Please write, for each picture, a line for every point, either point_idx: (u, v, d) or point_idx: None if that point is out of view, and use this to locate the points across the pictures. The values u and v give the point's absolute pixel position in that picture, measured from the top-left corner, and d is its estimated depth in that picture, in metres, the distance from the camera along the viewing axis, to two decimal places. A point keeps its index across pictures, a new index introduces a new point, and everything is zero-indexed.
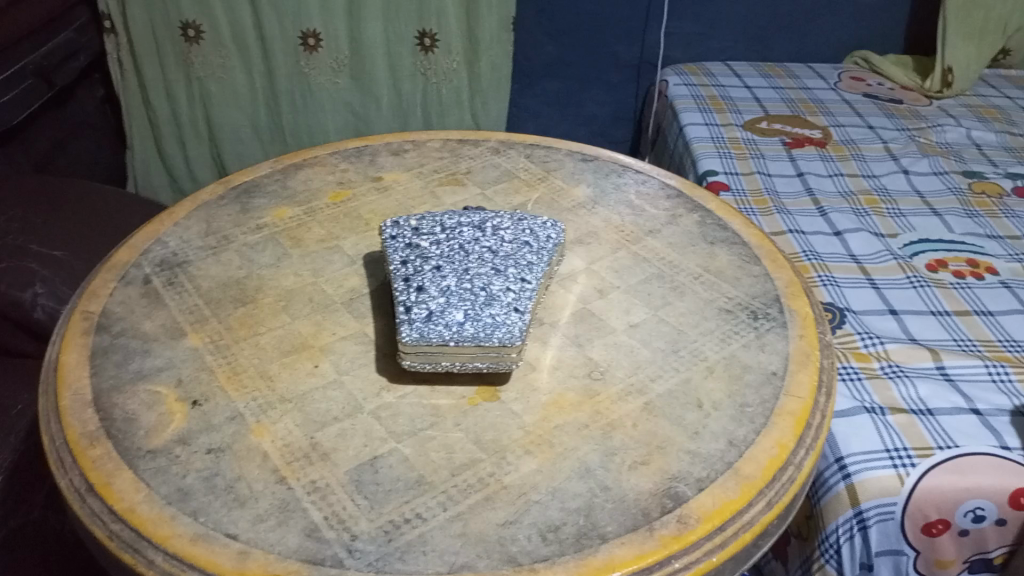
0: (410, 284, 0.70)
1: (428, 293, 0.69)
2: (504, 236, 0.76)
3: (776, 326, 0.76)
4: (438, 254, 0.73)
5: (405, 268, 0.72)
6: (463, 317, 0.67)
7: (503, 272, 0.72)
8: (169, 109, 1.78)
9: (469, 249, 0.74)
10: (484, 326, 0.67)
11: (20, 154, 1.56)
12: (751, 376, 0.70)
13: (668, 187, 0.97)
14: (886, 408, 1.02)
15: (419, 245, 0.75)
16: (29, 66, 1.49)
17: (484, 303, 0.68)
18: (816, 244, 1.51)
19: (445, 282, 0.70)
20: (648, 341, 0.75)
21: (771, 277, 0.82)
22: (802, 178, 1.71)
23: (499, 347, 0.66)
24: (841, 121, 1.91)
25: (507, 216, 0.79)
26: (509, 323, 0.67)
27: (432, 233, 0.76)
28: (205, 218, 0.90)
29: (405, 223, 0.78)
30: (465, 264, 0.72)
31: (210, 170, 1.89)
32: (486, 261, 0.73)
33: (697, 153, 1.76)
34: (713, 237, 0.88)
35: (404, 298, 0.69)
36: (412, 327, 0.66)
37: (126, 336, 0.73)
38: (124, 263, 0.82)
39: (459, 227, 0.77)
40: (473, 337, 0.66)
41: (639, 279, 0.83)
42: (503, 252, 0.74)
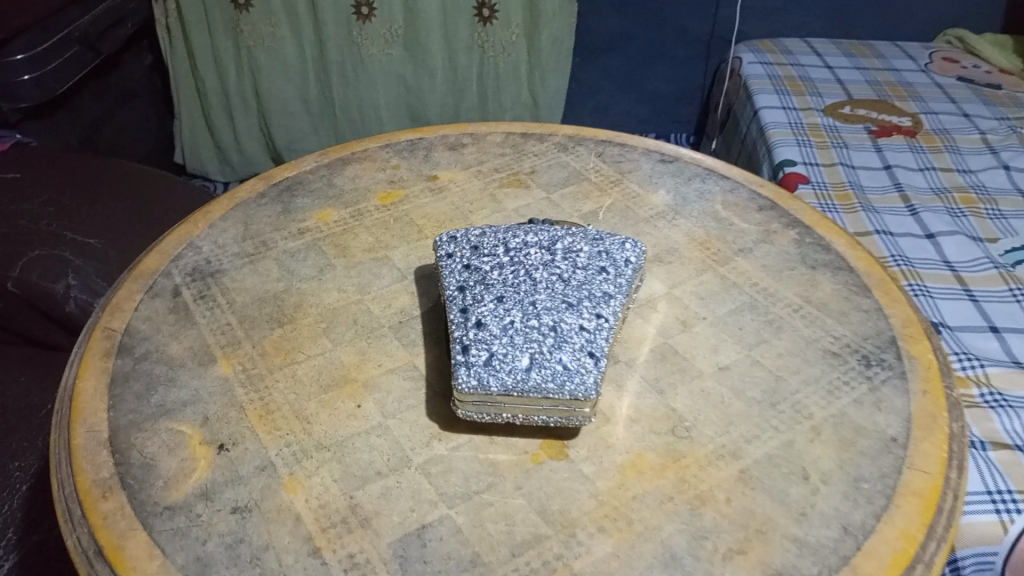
0: (468, 317, 0.61)
1: (488, 329, 0.60)
2: (576, 260, 0.66)
3: (894, 377, 0.65)
4: (500, 280, 0.64)
5: (462, 296, 0.63)
6: (529, 362, 0.57)
7: (576, 306, 0.61)
8: (217, 79, 1.71)
9: (536, 275, 0.64)
10: (554, 375, 0.57)
11: (65, 126, 1.50)
12: (866, 442, 0.59)
13: (759, 196, 0.85)
14: (988, 443, 0.88)
15: (479, 268, 0.65)
16: (75, 33, 1.42)
17: (553, 345, 0.58)
18: (905, 247, 1.37)
19: (508, 316, 0.60)
20: (740, 389, 0.64)
21: (885, 313, 0.70)
22: (889, 171, 1.56)
23: (570, 399, 0.56)
24: (932, 107, 1.74)
25: (580, 234, 0.69)
26: (583, 371, 0.57)
27: (494, 253, 0.66)
28: (242, 219, 0.81)
29: (464, 240, 0.68)
30: (531, 295, 0.62)
31: (258, 141, 1.81)
32: (556, 292, 0.63)
33: (773, 140, 1.62)
34: (813, 260, 0.76)
35: (461, 333, 0.60)
36: (469, 372, 0.57)
37: (150, 361, 0.66)
38: (152, 271, 0.74)
39: (526, 247, 0.67)
40: (540, 386, 0.56)
41: (728, 310, 0.72)
42: (576, 281, 0.64)
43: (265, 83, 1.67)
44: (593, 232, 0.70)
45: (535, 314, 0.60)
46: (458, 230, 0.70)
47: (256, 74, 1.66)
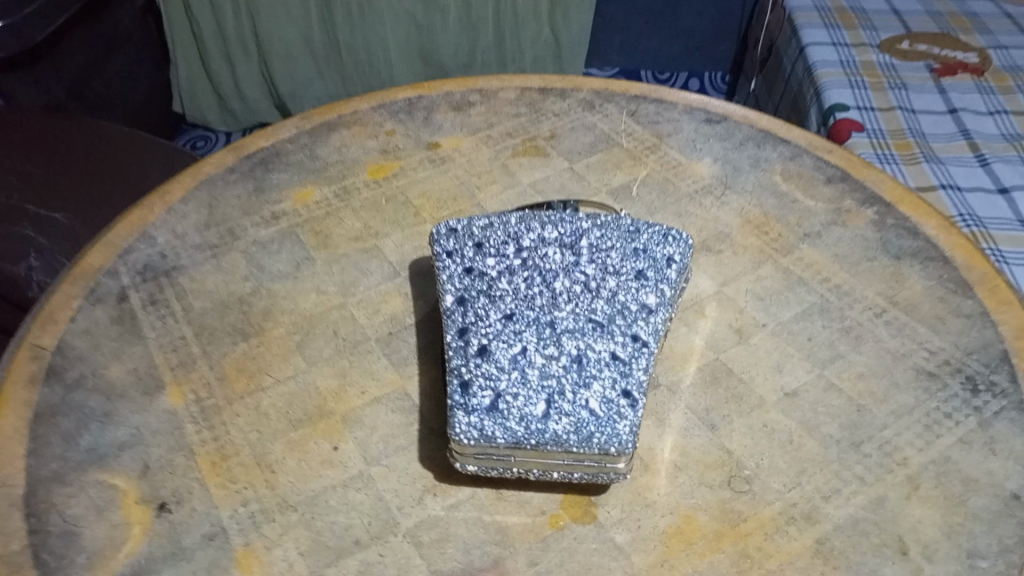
0: (468, 342, 0.48)
1: (494, 359, 0.47)
2: (607, 261, 0.53)
3: (1009, 408, 0.51)
4: (510, 290, 0.51)
5: (462, 312, 0.50)
6: (544, 408, 0.45)
7: (605, 327, 0.49)
8: (212, 20, 1.53)
9: (555, 285, 0.51)
10: (579, 424, 0.45)
11: (51, 77, 1.29)
12: (978, 501, 0.46)
13: (826, 165, 0.70)
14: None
15: (484, 272, 0.52)
16: None
17: (577, 384, 0.46)
18: (975, 205, 1.19)
19: (519, 341, 0.48)
20: (813, 423, 0.51)
21: (992, 319, 0.56)
22: (955, 116, 1.36)
23: (599, 454, 0.44)
24: (1003, 41, 1.53)
25: (612, 223, 0.55)
26: (615, 418, 0.45)
27: (502, 252, 0.53)
28: (207, 202, 0.68)
29: (467, 232, 0.54)
30: (549, 313, 0.49)
31: (260, 86, 1.64)
32: (580, 307, 0.50)
33: (821, 82, 1.42)
34: (896, 248, 0.62)
35: (459, 363, 0.48)
36: (468, 420, 0.45)
37: (84, 389, 0.54)
38: (96, 269, 0.62)
39: (542, 243, 0.54)
40: (560, 439, 0.44)
41: (794, 314, 0.58)
42: (605, 291, 0.51)
43: (264, 25, 1.50)
44: (628, 219, 0.57)
45: (554, 339, 0.48)
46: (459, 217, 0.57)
47: (254, 15, 1.49)
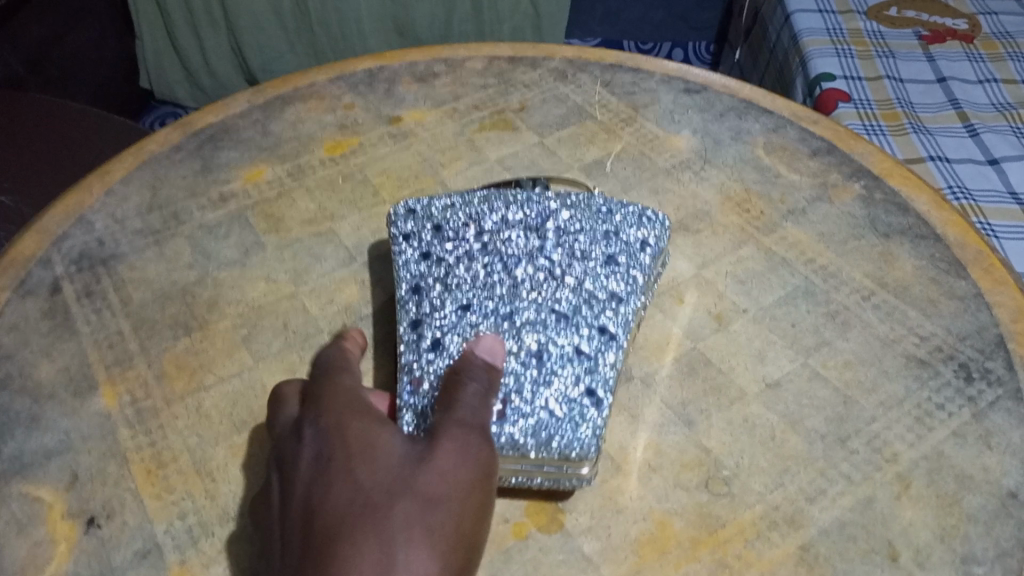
0: (422, 336, 0.45)
1: (448, 355, 0.44)
2: (575, 245, 0.49)
3: (1006, 397, 0.48)
4: (468, 279, 0.47)
5: (416, 301, 0.47)
6: (501, 409, 0.42)
7: (569, 319, 0.46)
8: None
9: (516, 273, 0.48)
10: (536, 428, 0.42)
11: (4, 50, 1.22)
12: (974, 500, 0.43)
13: (811, 137, 0.66)
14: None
15: (441, 259, 0.49)
16: None
17: (537, 383, 0.43)
18: (964, 176, 1.16)
19: (475, 335, 0.45)
20: (797, 417, 0.47)
21: (986, 301, 0.53)
22: (943, 84, 1.32)
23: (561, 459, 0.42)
24: (992, 5, 1.48)
25: (581, 206, 0.51)
26: (575, 419, 0.43)
27: (461, 235, 0.49)
28: (150, 184, 0.64)
29: (425, 214, 0.51)
30: (509, 303, 0.46)
31: (229, 60, 1.55)
32: (543, 297, 0.46)
33: (807, 50, 1.37)
34: (886, 226, 0.59)
35: (412, 359, 0.45)
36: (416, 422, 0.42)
37: (10, 390, 0.49)
38: (27, 258, 0.57)
39: (505, 225, 0.50)
40: (517, 443, 0.41)
41: (777, 297, 0.54)
42: (571, 279, 0.47)
43: None
44: (601, 197, 0.53)
45: (514, 332, 0.45)
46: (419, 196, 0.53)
47: None
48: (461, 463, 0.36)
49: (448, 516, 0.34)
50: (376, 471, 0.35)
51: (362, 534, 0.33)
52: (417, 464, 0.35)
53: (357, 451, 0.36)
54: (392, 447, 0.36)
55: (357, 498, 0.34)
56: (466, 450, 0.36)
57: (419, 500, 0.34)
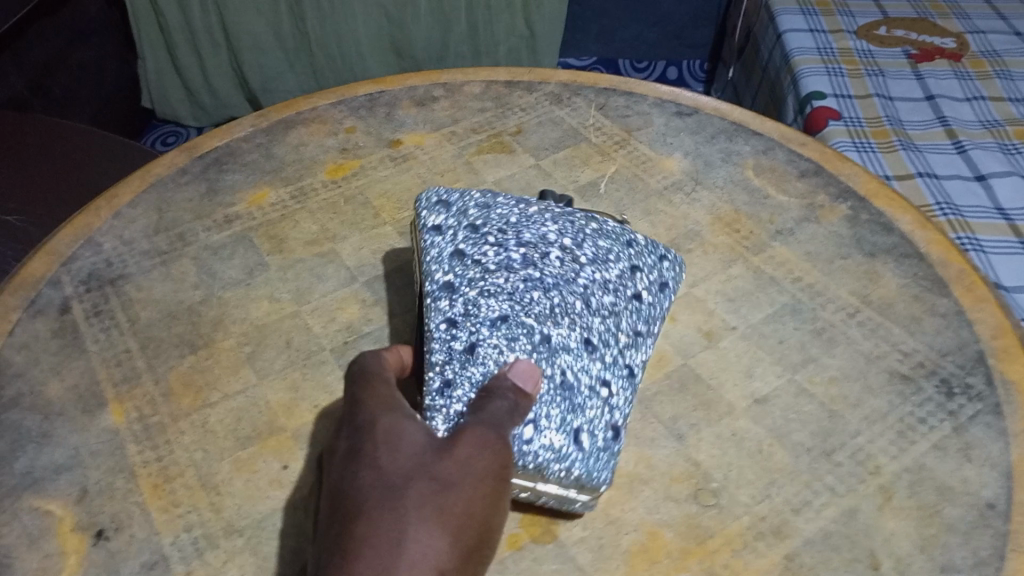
0: (457, 341, 0.45)
1: (478, 360, 0.44)
2: (612, 279, 0.50)
3: (985, 411, 0.49)
4: (508, 289, 0.47)
5: (450, 303, 0.47)
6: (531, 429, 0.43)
7: (596, 350, 0.47)
8: (180, 13, 1.45)
9: (554, 294, 0.48)
10: (564, 455, 0.43)
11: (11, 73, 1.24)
12: (954, 511, 0.44)
13: (800, 159, 0.68)
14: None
15: (482, 264, 0.49)
16: None
17: (569, 406, 0.44)
18: (953, 193, 1.18)
19: (510, 347, 0.45)
20: (783, 431, 0.49)
21: (968, 318, 0.54)
22: (933, 102, 1.34)
23: (578, 487, 0.44)
24: (982, 25, 1.51)
25: (616, 237, 0.52)
26: (598, 453, 0.44)
27: (503, 244, 0.49)
28: (156, 206, 0.66)
29: (461, 212, 0.51)
30: (543, 322, 0.47)
31: (231, 81, 1.57)
32: (577, 323, 0.47)
33: (798, 69, 1.39)
34: (871, 245, 0.60)
35: (440, 359, 0.45)
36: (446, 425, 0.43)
37: (21, 407, 0.51)
38: (37, 279, 0.59)
39: (547, 245, 0.50)
40: (541, 465, 0.43)
41: (766, 315, 0.56)
42: (602, 309, 0.49)
43: (232, 20, 1.43)
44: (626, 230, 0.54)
45: (548, 352, 0.46)
46: (460, 192, 0.53)
47: (221, 8, 1.42)
48: (478, 457, 0.38)
49: (461, 501, 0.36)
50: (400, 457, 0.37)
51: (382, 511, 0.35)
52: (438, 455, 0.37)
53: (385, 439, 0.38)
54: (418, 437, 0.38)
55: (380, 480, 0.36)
56: (483, 445, 0.38)
57: (434, 484, 0.36)
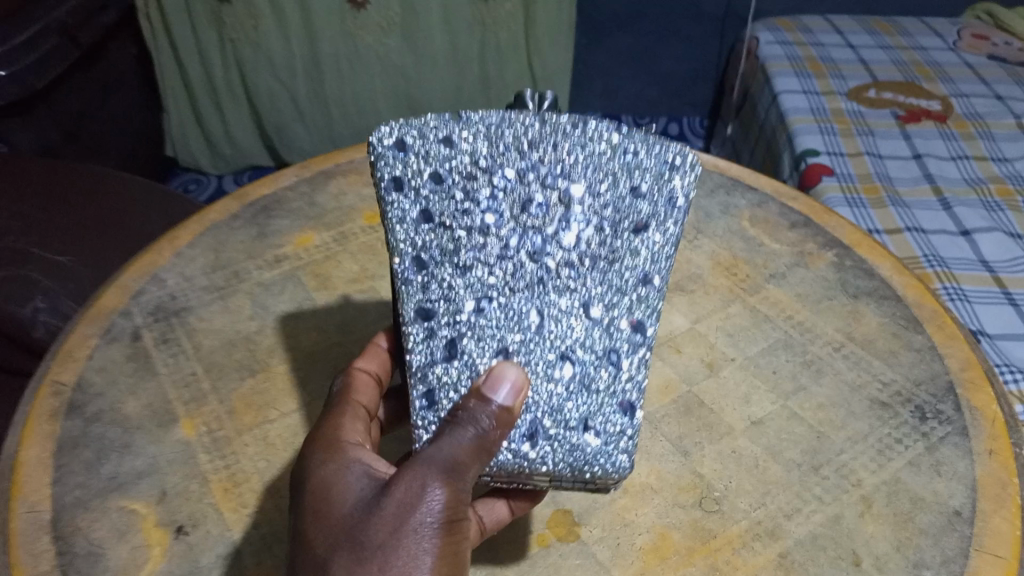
0: (435, 333, 0.51)
1: (462, 363, 0.50)
2: (594, 220, 0.54)
3: (954, 433, 0.56)
4: (482, 261, 0.53)
5: (421, 286, 0.52)
6: (530, 441, 0.49)
7: (586, 313, 0.52)
8: (203, 70, 1.55)
9: (536, 260, 0.53)
10: (575, 457, 0.49)
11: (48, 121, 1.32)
12: (926, 518, 0.51)
13: (791, 211, 0.76)
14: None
15: (456, 235, 0.53)
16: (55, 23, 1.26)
17: (571, 399, 0.50)
18: (939, 246, 1.26)
19: (495, 339, 0.51)
20: (778, 449, 0.56)
21: (940, 352, 0.62)
22: (919, 160, 1.44)
23: (600, 481, 0.49)
24: (963, 89, 1.60)
25: (591, 157, 0.55)
26: (610, 446, 0.49)
27: (475, 202, 0.54)
28: (213, 246, 0.73)
29: (424, 168, 0.54)
30: (525, 295, 0.52)
31: (251, 134, 1.66)
32: (563, 284, 0.53)
33: (792, 128, 1.48)
34: (854, 288, 0.68)
35: (422, 363, 0.50)
36: (430, 427, 0.49)
37: (103, 422, 0.58)
38: (109, 310, 0.66)
39: (523, 193, 0.54)
40: (556, 470, 0.48)
41: (761, 348, 0.63)
42: (588, 261, 0.53)
43: (252, 81, 1.52)
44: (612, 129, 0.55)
45: (538, 337, 0.52)
46: (413, 132, 0.54)
47: (242, 70, 1.51)
48: (403, 507, 0.40)
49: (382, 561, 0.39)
50: (328, 521, 0.42)
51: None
52: (362, 515, 0.41)
53: (319, 502, 0.43)
54: (345, 494, 0.43)
55: (309, 549, 0.41)
56: (411, 489, 0.41)
57: (355, 550, 0.40)
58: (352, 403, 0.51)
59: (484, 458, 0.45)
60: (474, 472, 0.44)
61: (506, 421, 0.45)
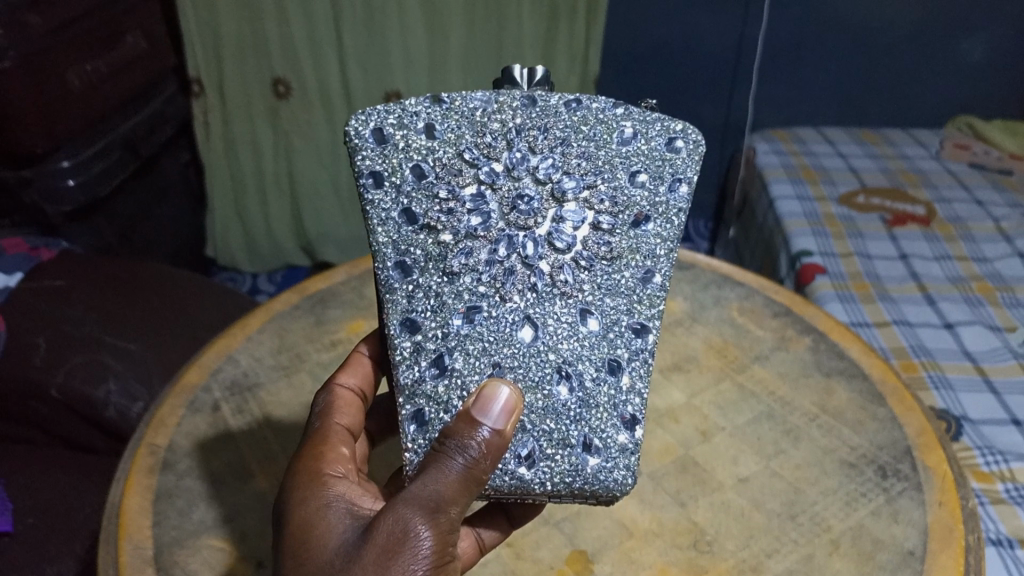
0: (428, 349, 0.58)
1: (457, 385, 0.57)
2: (586, 214, 0.63)
3: (910, 488, 0.66)
4: (473, 270, 0.61)
5: (399, 285, 0.60)
6: (526, 459, 0.56)
7: (578, 323, 0.60)
8: (252, 163, 1.68)
9: (531, 264, 0.61)
10: (577, 472, 0.56)
11: (105, 224, 1.45)
12: (884, 556, 0.60)
13: (774, 303, 0.88)
14: (1015, 541, 0.96)
15: (441, 238, 0.61)
16: (118, 138, 1.44)
17: (570, 418, 0.57)
18: (924, 337, 1.34)
19: (485, 352, 0.58)
20: (761, 501, 0.66)
21: (900, 423, 0.72)
22: (905, 260, 1.52)
23: (604, 495, 0.56)
24: (945, 195, 1.70)
25: (575, 153, 0.64)
26: (609, 465, 0.57)
27: (460, 203, 0.62)
28: (278, 331, 0.86)
29: (406, 170, 0.62)
30: (513, 309, 0.60)
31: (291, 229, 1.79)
32: (561, 289, 0.61)
33: (787, 231, 1.59)
34: (828, 367, 0.79)
35: (411, 382, 0.57)
36: (420, 448, 0.55)
37: (192, 477, 0.69)
38: (193, 385, 0.78)
39: (513, 189, 0.63)
40: (556, 487, 0.56)
41: (747, 418, 0.74)
42: (586, 262, 0.62)
43: (299, 169, 1.65)
44: (605, 109, 0.65)
45: (535, 354, 0.59)
46: (393, 123, 0.62)
47: (291, 160, 1.64)
48: (383, 553, 0.45)
49: None
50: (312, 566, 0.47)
51: None
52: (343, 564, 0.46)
53: (305, 550, 0.48)
54: (333, 522, 0.49)
55: None
56: (396, 532, 0.46)
57: None
58: (335, 426, 0.60)
59: (474, 491, 0.49)
60: (461, 504, 0.48)
61: (499, 444, 0.50)
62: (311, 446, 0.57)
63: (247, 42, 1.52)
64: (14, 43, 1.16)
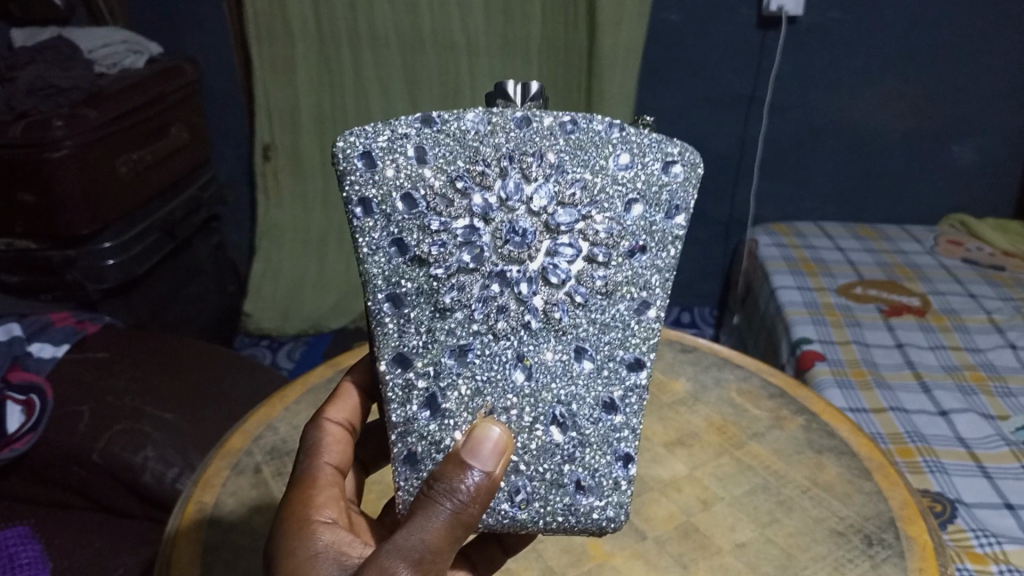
0: (427, 389, 0.64)
1: (450, 428, 0.64)
2: (581, 247, 0.67)
3: (893, 555, 0.72)
4: (468, 305, 0.65)
5: (391, 321, 0.65)
6: (519, 497, 0.63)
7: (574, 359, 0.66)
8: (322, 217, 1.80)
9: (527, 304, 0.66)
10: (572, 511, 0.64)
11: (140, 302, 1.53)
12: None
13: (770, 385, 0.96)
14: None
15: (433, 272, 0.65)
16: (157, 222, 1.54)
17: (563, 458, 0.64)
18: (920, 424, 1.37)
19: (479, 393, 0.65)
20: (756, 565, 0.72)
21: (885, 496, 0.79)
22: (901, 349, 1.57)
23: (597, 529, 0.65)
24: (940, 287, 1.75)
25: (565, 178, 0.67)
26: (603, 502, 0.64)
27: (452, 235, 0.65)
28: (314, 401, 0.94)
29: (395, 203, 0.65)
30: (505, 350, 0.65)
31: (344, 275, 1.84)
32: (556, 329, 0.66)
33: (788, 319, 1.65)
34: (819, 445, 0.86)
35: (399, 420, 0.64)
36: (409, 485, 0.63)
37: (236, 531, 0.75)
38: (237, 449, 0.86)
39: (506, 221, 0.66)
40: (544, 520, 0.64)
41: (744, 489, 0.81)
42: (582, 302, 0.67)
43: None
44: (602, 131, 0.67)
45: (533, 398, 0.65)
46: (380, 146, 0.65)
47: None
48: None
49: None
50: None
51: None
52: None
53: None
54: (323, 572, 0.53)
55: None
56: None
57: None
58: (324, 467, 0.64)
59: (466, 529, 0.53)
60: (448, 545, 0.52)
61: (488, 486, 0.54)
62: (301, 489, 0.61)
63: (325, 113, 1.68)
64: (70, 134, 1.27)
